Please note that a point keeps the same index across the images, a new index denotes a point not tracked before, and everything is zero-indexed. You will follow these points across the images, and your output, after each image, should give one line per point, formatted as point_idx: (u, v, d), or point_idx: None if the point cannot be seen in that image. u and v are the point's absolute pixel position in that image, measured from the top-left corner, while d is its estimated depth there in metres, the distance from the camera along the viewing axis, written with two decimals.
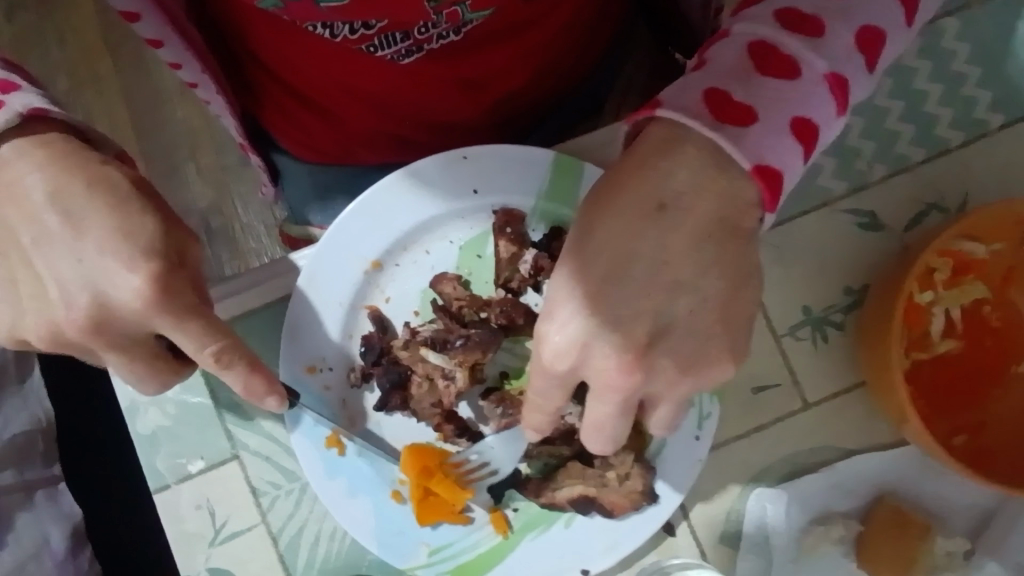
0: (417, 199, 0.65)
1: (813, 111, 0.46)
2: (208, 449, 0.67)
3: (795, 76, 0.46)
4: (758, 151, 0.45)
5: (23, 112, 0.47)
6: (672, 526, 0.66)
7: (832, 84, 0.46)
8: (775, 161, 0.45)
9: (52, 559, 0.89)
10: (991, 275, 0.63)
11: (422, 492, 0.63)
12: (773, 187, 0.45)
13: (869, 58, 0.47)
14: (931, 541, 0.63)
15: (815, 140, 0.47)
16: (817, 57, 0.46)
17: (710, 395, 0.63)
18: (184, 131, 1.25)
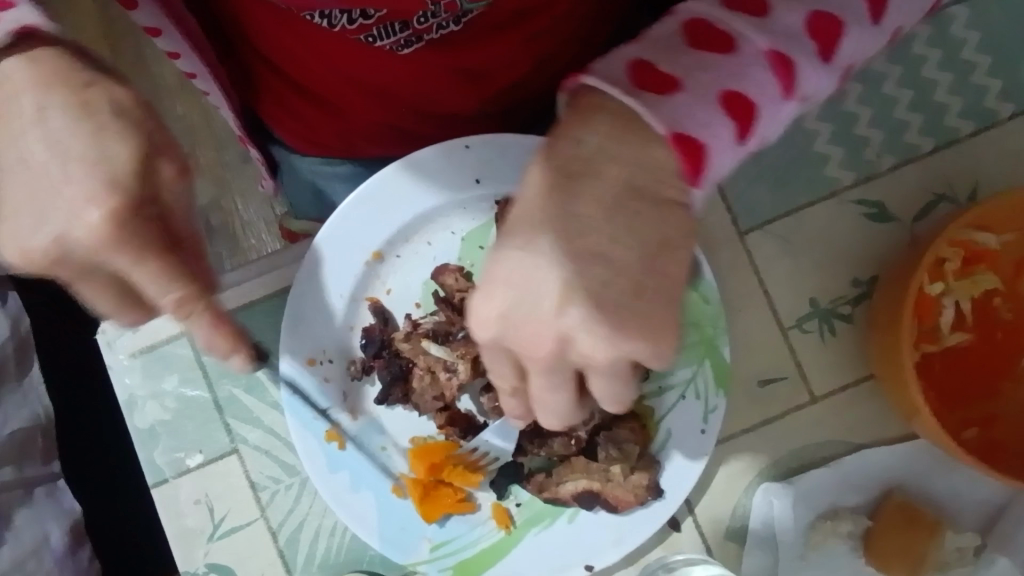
0: (418, 189, 0.64)
1: (747, 87, 0.40)
2: (207, 444, 0.66)
3: (729, 51, 0.40)
4: (677, 120, 0.39)
5: (15, 32, 0.39)
6: (677, 522, 0.65)
7: (775, 63, 0.40)
8: (698, 134, 0.39)
9: (53, 556, 0.87)
10: (1003, 266, 0.62)
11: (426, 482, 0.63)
12: (693, 158, 0.38)
13: (821, 46, 0.41)
14: (941, 537, 0.62)
15: (753, 122, 0.40)
16: (760, 32, 0.40)
17: (716, 388, 0.62)
18: (184, 126, 1.24)
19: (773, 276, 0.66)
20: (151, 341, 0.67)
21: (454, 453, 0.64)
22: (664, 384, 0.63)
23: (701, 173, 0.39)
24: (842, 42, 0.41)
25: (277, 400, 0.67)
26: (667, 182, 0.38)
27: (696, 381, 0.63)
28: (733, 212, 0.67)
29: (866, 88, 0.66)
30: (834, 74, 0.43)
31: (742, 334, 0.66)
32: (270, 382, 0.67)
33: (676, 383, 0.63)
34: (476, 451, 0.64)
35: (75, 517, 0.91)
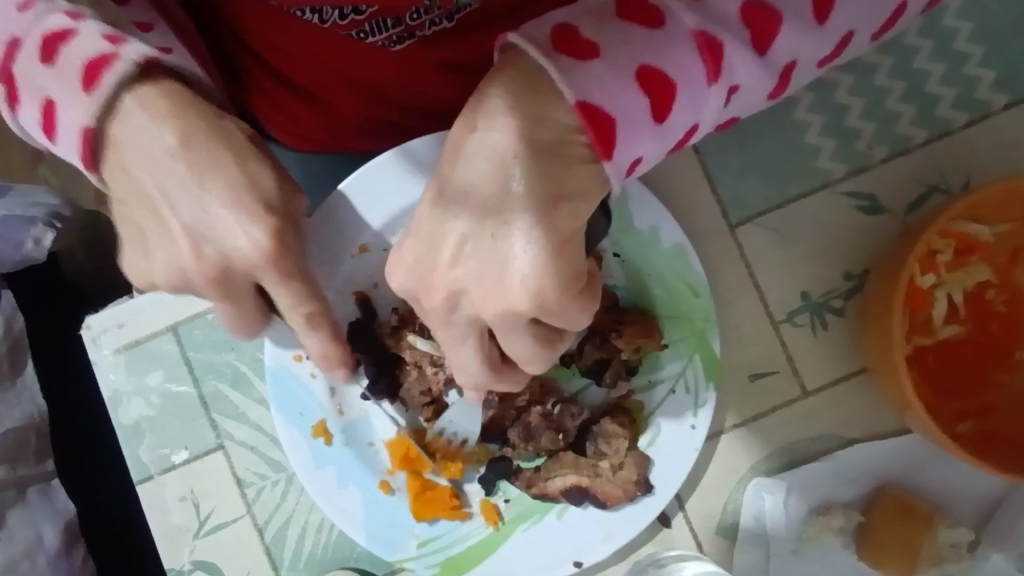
0: (401, 181, 0.62)
1: (668, 66, 0.38)
2: (192, 440, 0.66)
3: (657, 26, 0.38)
4: (589, 87, 0.37)
5: (140, 63, 0.42)
6: (667, 518, 0.64)
7: (701, 44, 0.38)
8: (608, 106, 0.37)
9: (46, 556, 0.87)
10: (996, 256, 0.61)
11: (417, 474, 0.63)
12: (602, 132, 0.37)
13: (754, 36, 0.39)
14: (935, 532, 0.61)
15: (672, 100, 0.39)
16: (689, 11, 0.38)
17: (706, 381, 0.62)
18: None
19: (764, 268, 0.65)
20: (135, 339, 0.66)
21: (438, 446, 0.64)
22: (653, 378, 0.63)
23: (612, 149, 0.38)
24: (777, 41, 0.39)
25: (262, 396, 0.66)
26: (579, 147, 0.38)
27: (685, 375, 0.62)
28: (723, 205, 0.66)
29: (858, 78, 0.65)
30: (771, 71, 0.40)
31: (733, 327, 0.65)
32: (255, 376, 0.66)
33: (665, 376, 0.62)
34: (461, 443, 0.64)
35: (69, 517, 0.90)
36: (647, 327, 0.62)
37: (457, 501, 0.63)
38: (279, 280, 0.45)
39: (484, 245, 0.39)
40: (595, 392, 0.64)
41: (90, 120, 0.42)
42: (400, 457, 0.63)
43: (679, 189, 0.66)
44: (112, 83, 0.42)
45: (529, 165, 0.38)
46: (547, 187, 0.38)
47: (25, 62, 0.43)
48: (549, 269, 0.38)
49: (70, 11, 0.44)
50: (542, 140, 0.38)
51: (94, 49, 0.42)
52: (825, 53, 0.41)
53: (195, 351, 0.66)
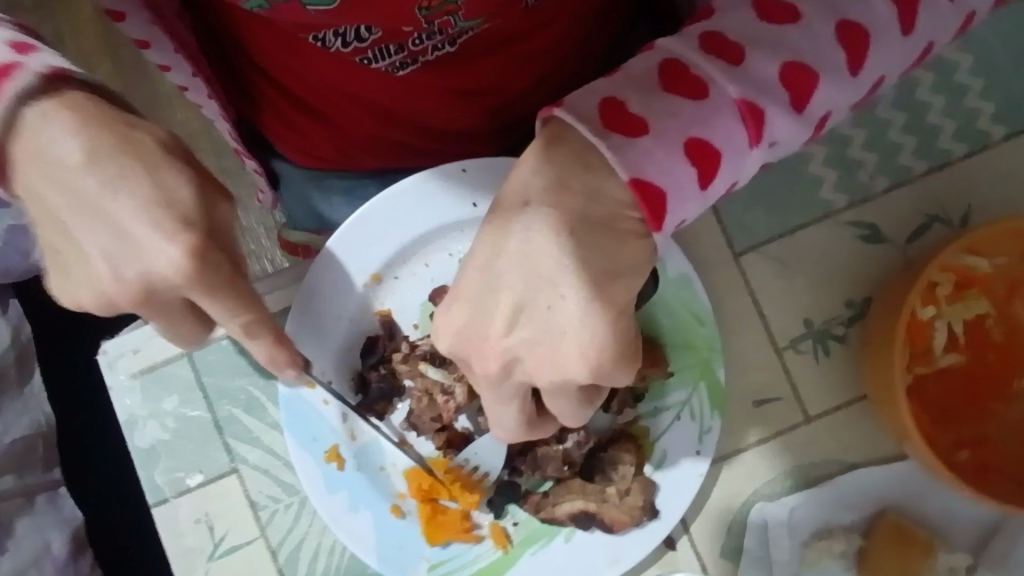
0: (419, 209, 0.64)
1: (715, 137, 0.40)
2: (207, 463, 0.67)
3: (700, 99, 0.40)
4: (640, 163, 0.39)
5: (45, 75, 0.43)
6: (673, 541, 0.65)
7: (743, 112, 0.40)
8: (659, 179, 0.39)
9: (53, 563, 0.90)
10: (995, 289, 0.62)
11: (433, 499, 0.65)
12: (653, 202, 0.40)
13: (793, 96, 0.41)
14: (933, 556, 0.62)
15: (716, 165, 0.41)
16: (732, 82, 0.40)
17: (711, 408, 0.63)
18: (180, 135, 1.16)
19: (767, 296, 0.67)
20: (148, 365, 0.67)
21: (457, 476, 0.65)
22: (659, 405, 0.64)
23: (662, 218, 0.40)
24: (814, 96, 0.42)
25: (275, 420, 0.67)
26: (597, 200, 0.40)
27: (690, 403, 0.63)
28: (728, 233, 0.67)
29: (860, 110, 0.67)
30: (809, 123, 0.42)
31: (737, 354, 0.67)
32: (268, 401, 0.68)
33: (671, 404, 0.64)
34: (481, 475, 0.65)
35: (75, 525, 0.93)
36: (652, 356, 0.64)
37: (470, 523, 0.64)
38: (206, 296, 0.45)
39: (513, 301, 0.41)
40: (602, 418, 0.65)
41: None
42: (416, 488, 0.65)
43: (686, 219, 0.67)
44: (10, 93, 0.42)
45: (563, 226, 0.39)
46: (586, 248, 0.39)
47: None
48: (586, 329, 0.39)
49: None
50: (565, 195, 0.40)
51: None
52: (858, 99, 0.43)
53: (208, 377, 0.67)
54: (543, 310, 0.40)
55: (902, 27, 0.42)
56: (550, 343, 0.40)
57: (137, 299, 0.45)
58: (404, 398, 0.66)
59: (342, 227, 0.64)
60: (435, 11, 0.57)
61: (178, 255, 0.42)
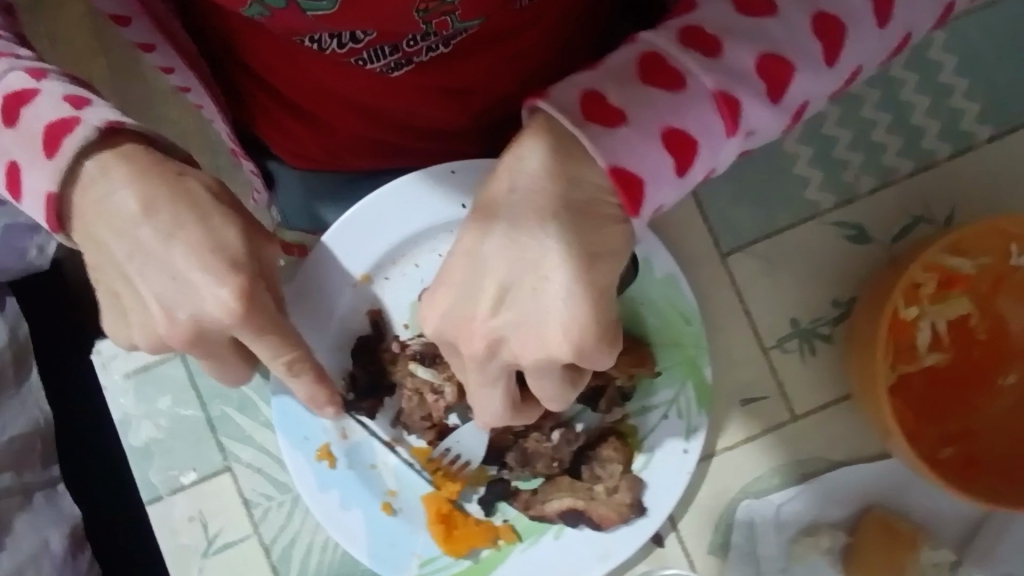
0: (410, 209, 0.64)
1: (691, 126, 0.41)
2: (200, 461, 0.68)
3: (677, 89, 0.41)
4: (617, 153, 0.40)
5: (101, 129, 0.44)
6: (661, 537, 0.66)
7: (720, 103, 0.41)
8: (636, 167, 0.40)
9: (52, 560, 0.90)
10: (978, 287, 0.63)
11: (447, 520, 0.64)
12: (630, 190, 0.40)
13: (769, 85, 0.42)
14: (918, 551, 0.63)
15: (693, 155, 0.41)
16: (709, 72, 0.41)
17: (698, 406, 0.64)
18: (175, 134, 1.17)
19: (754, 296, 0.67)
20: (142, 365, 0.68)
21: (440, 466, 0.65)
22: (647, 403, 0.65)
23: (640, 205, 0.41)
24: (790, 84, 0.42)
25: (268, 419, 0.68)
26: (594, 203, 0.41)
27: (678, 401, 0.64)
28: (715, 233, 0.68)
29: (845, 111, 0.67)
30: (786, 112, 0.43)
31: (724, 352, 0.67)
32: (261, 401, 0.68)
33: (658, 402, 0.65)
34: (463, 463, 0.65)
35: (73, 522, 0.94)
36: (639, 356, 0.64)
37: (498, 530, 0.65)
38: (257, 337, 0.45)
39: (511, 292, 0.41)
40: (590, 417, 0.65)
41: (53, 186, 0.44)
42: (435, 512, 0.65)
43: (674, 220, 0.68)
44: (70, 150, 0.43)
45: (558, 226, 0.40)
46: (581, 247, 0.40)
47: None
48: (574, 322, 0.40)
49: (29, 68, 0.45)
50: (567, 199, 0.40)
51: (55, 114, 0.43)
52: (835, 89, 0.43)
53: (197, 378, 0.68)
54: (529, 300, 0.41)
55: (877, 16, 0.42)
56: (535, 340, 0.41)
57: (189, 336, 0.45)
58: (393, 398, 0.67)
59: (331, 228, 0.64)
60: (433, 12, 0.58)
61: (228, 295, 0.43)
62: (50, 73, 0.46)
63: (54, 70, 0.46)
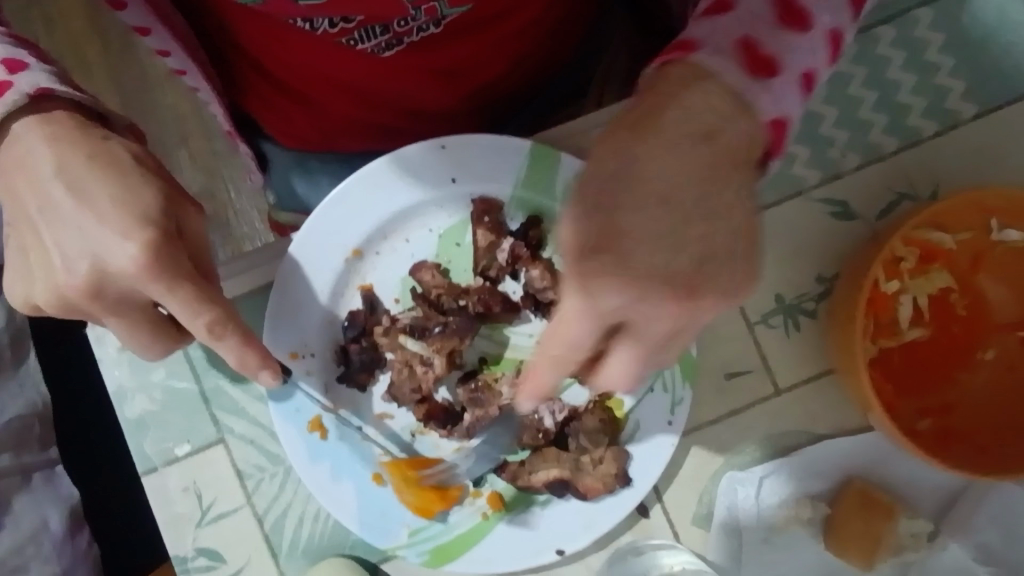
0: (404, 185, 0.66)
1: (818, 63, 0.47)
2: (194, 433, 0.69)
3: (807, 28, 0.46)
4: (778, 103, 0.45)
5: (30, 94, 0.47)
6: (646, 508, 0.67)
7: (833, 40, 0.47)
8: (790, 113, 0.45)
9: (52, 540, 0.95)
10: (958, 263, 0.64)
11: (411, 482, 0.66)
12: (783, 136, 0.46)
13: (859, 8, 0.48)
14: (895, 521, 0.64)
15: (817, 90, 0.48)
16: (828, 10, 0.46)
17: (682, 379, 0.65)
18: (173, 119, 1.19)
19: None
20: None
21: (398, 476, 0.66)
22: None
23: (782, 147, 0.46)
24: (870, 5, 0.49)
25: (261, 392, 0.69)
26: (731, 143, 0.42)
27: (663, 374, 0.65)
28: None
29: (831, 88, 0.68)
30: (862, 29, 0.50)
31: (709, 327, 0.68)
32: None
33: None
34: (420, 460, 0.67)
35: (71, 502, 0.97)
36: None
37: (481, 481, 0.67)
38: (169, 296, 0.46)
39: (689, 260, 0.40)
40: (579, 391, 0.68)
41: None
42: (397, 473, 0.66)
43: None
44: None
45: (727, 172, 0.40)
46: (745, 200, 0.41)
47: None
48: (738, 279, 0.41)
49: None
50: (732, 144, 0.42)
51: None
52: None
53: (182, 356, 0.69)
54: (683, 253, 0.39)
55: None
56: None
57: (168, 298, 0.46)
58: (386, 370, 0.68)
59: (323, 204, 0.65)
60: None
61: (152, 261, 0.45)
62: None
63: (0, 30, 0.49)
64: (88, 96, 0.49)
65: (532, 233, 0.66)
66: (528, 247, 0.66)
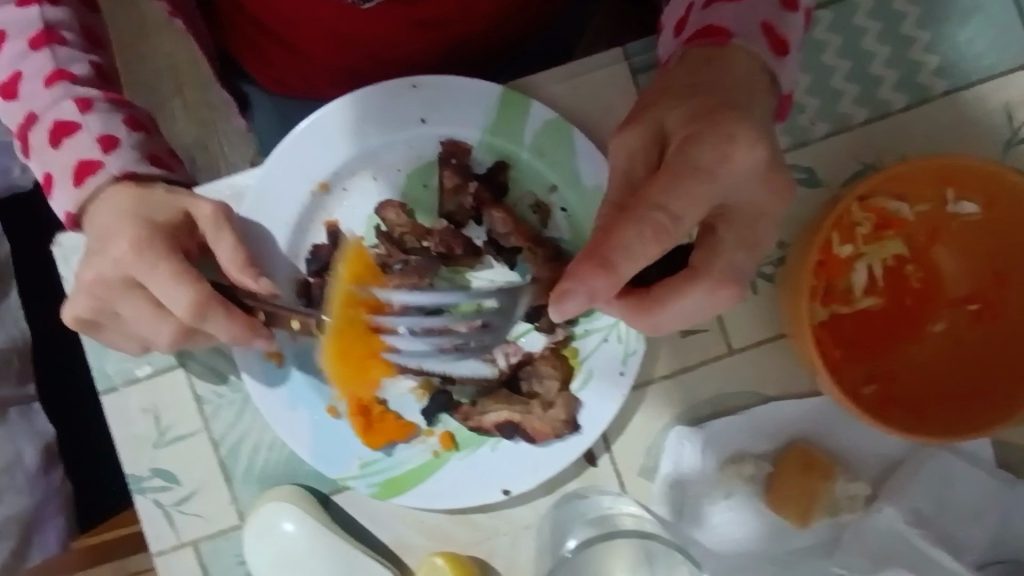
0: (373, 121, 0.66)
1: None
2: (156, 357, 0.70)
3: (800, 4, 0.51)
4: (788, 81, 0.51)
5: (117, 176, 0.60)
6: (594, 457, 0.69)
7: None
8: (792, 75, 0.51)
9: (25, 473, 0.95)
10: (915, 234, 0.65)
11: (365, 413, 0.67)
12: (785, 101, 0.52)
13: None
14: (833, 482, 0.66)
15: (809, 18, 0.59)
16: None
17: (637, 332, 0.66)
18: (169, 67, 1.19)
19: None
20: None
21: (355, 421, 0.67)
22: (588, 327, 0.67)
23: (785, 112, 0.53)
24: None
25: None
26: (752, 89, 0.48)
27: (618, 326, 0.67)
28: None
29: (806, 56, 0.68)
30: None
31: None
32: None
33: (599, 326, 0.67)
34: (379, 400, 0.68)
35: (47, 439, 0.98)
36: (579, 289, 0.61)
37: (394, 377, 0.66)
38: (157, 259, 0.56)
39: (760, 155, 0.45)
40: (537, 337, 0.68)
41: (73, 208, 0.61)
42: (353, 404, 0.67)
43: None
44: (92, 185, 0.60)
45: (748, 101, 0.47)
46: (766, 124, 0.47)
47: (39, 138, 0.61)
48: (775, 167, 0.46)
49: (78, 100, 0.61)
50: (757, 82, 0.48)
51: (88, 155, 0.60)
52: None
53: None
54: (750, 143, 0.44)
55: None
56: None
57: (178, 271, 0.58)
58: None
59: (291, 135, 0.66)
60: None
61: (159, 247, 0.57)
62: (94, 103, 0.61)
63: (98, 98, 0.62)
64: (162, 171, 0.63)
65: (499, 178, 0.67)
66: (492, 191, 0.67)
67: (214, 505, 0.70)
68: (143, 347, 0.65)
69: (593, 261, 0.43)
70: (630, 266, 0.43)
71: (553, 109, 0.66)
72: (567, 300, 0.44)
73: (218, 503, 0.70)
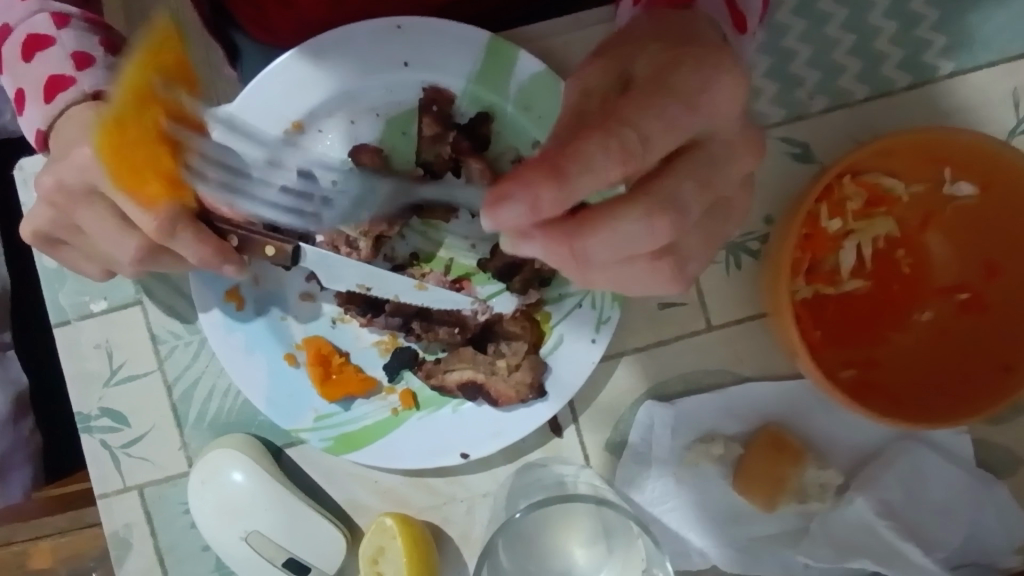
0: (351, 60, 0.63)
1: None
2: (113, 291, 0.67)
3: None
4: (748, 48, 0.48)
5: (87, 95, 0.57)
6: (560, 427, 0.66)
7: None
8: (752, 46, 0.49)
9: None
10: (907, 216, 0.63)
11: (324, 363, 0.65)
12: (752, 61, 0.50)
13: None
14: (803, 468, 0.63)
15: None
16: None
17: (613, 299, 0.63)
18: None
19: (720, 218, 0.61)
20: None
21: (316, 373, 0.64)
22: (562, 292, 0.64)
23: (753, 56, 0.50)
24: None
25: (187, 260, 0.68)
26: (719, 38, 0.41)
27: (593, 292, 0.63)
28: None
29: (809, 26, 0.65)
30: None
31: None
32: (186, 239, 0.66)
33: (574, 291, 0.64)
34: (340, 351, 0.66)
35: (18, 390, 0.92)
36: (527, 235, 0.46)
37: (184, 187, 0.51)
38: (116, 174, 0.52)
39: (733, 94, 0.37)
40: (508, 299, 0.65)
41: (43, 125, 0.58)
42: (313, 353, 0.65)
43: None
44: (61, 102, 0.57)
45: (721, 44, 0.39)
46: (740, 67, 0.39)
47: (11, 51, 0.58)
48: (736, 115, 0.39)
49: (55, 15, 0.58)
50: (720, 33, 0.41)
51: (59, 71, 0.57)
52: None
53: None
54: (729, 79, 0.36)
55: None
56: None
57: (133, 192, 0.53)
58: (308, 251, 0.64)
59: (266, 69, 0.63)
60: None
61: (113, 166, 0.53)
62: (72, 21, 0.59)
63: (77, 16, 0.59)
64: None
65: (481, 129, 0.64)
66: (473, 143, 0.64)
67: (163, 450, 0.67)
68: (102, 272, 0.63)
69: (550, 160, 0.31)
70: (586, 185, 0.31)
71: (543, 62, 0.63)
72: (504, 206, 0.31)
73: (167, 448, 0.67)
